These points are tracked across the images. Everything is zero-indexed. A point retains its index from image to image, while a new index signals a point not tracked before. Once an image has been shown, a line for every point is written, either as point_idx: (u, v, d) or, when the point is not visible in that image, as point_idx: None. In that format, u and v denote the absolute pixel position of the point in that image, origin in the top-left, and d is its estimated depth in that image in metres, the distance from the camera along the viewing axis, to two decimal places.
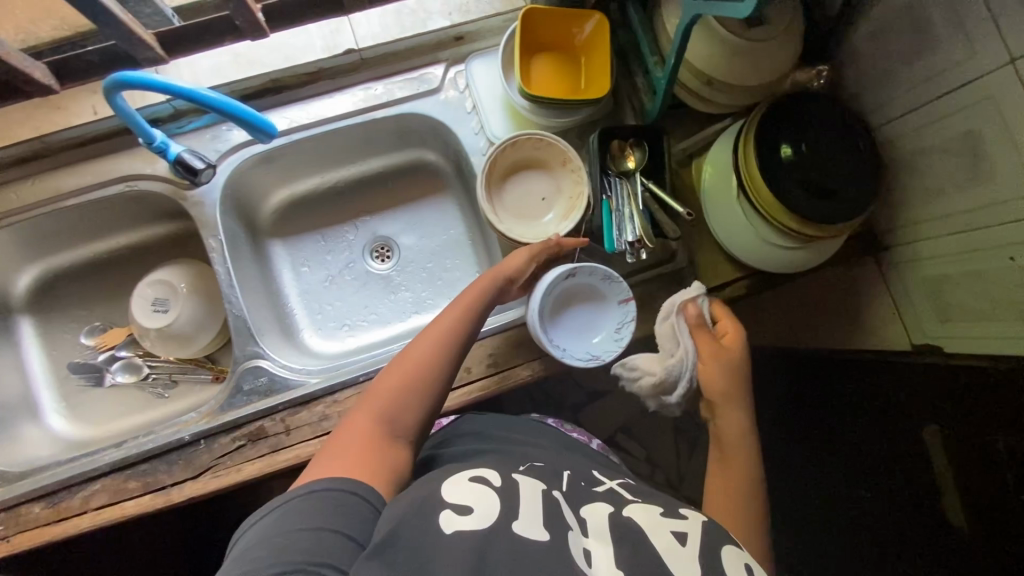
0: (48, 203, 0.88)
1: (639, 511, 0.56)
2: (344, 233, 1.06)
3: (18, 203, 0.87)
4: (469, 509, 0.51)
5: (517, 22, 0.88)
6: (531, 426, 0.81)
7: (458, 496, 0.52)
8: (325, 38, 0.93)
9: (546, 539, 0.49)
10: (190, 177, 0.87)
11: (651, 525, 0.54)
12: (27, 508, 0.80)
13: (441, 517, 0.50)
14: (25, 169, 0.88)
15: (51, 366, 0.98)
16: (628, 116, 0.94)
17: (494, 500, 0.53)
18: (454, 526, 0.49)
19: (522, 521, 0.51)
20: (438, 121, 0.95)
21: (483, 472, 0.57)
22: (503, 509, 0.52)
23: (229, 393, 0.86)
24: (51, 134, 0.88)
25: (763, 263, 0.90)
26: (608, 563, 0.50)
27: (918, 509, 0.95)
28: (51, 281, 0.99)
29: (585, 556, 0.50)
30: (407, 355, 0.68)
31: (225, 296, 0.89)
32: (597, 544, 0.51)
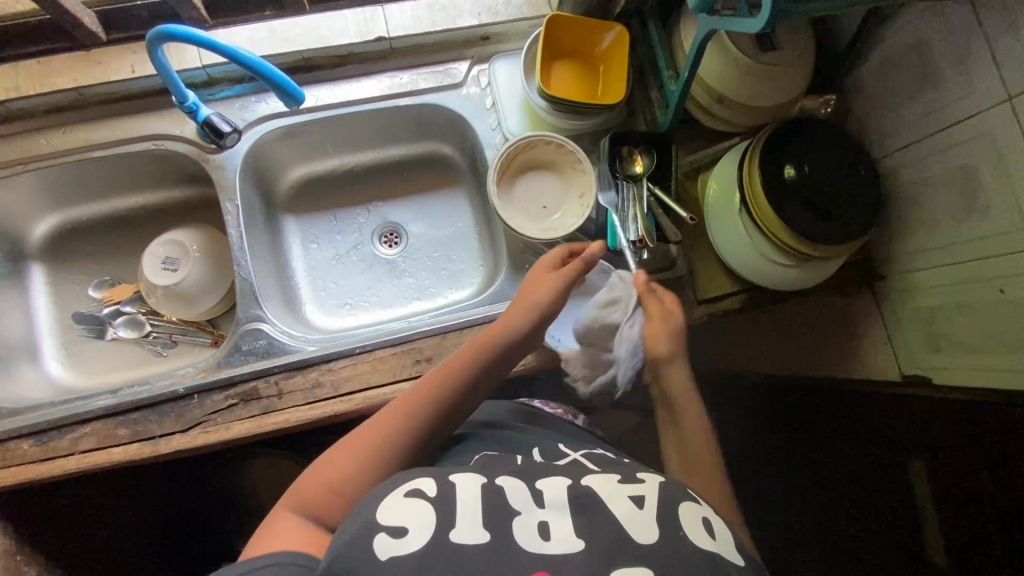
0: (77, 153, 0.92)
1: (599, 480, 0.60)
2: (356, 215, 1.11)
3: (49, 150, 0.91)
4: (403, 530, 0.52)
5: (542, 26, 0.92)
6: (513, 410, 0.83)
7: (396, 515, 0.53)
8: (359, 24, 0.95)
9: (485, 540, 0.53)
10: (217, 140, 0.91)
11: (610, 492, 0.58)
12: (15, 444, 0.81)
13: (377, 543, 0.51)
14: (58, 119, 0.92)
15: (55, 313, 1.00)
16: (640, 123, 0.99)
17: (430, 513, 0.54)
18: (390, 552, 0.51)
19: (460, 529, 0.53)
20: (457, 114, 0.99)
21: (419, 484, 0.57)
22: (439, 520, 0.54)
23: (227, 351, 0.87)
24: (86, 87, 0.91)
25: (760, 279, 0.93)
26: (568, 530, 0.54)
27: (898, 526, 1.07)
28: (68, 231, 1.02)
29: (544, 530, 0.54)
30: (384, 416, 0.67)
31: (235, 259, 0.91)
32: (556, 514, 0.55)
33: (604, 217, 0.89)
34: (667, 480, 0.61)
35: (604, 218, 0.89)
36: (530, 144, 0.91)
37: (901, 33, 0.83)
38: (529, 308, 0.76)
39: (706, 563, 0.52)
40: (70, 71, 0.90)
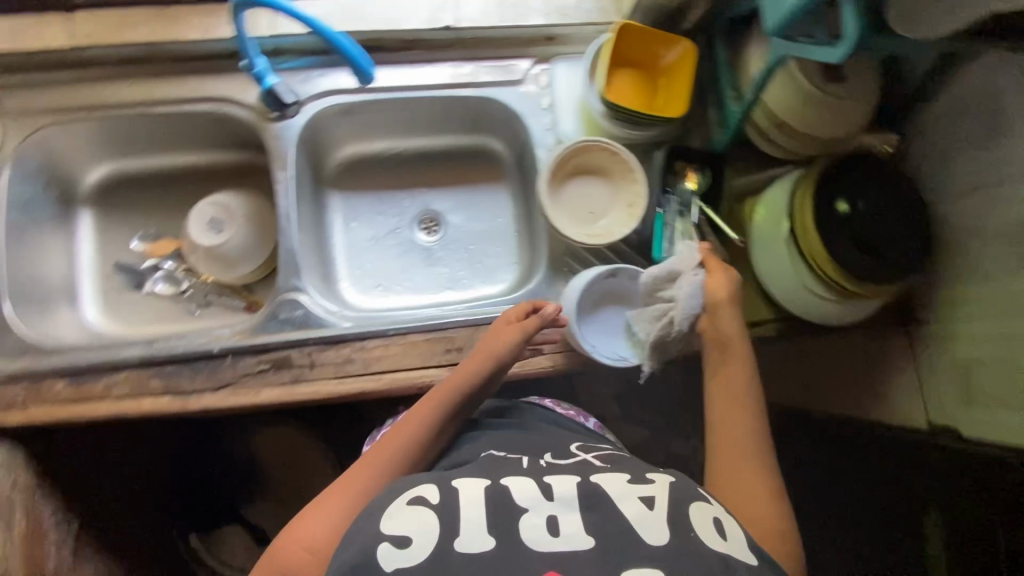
0: (140, 106, 0.93)
1: (606, 478, 0.63)
2: (399, 200, 1.12)
3: (113, 100, 0.92)
4: (406, 540, 0.56)
5: (609, 33, 0.92)
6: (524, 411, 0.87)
7: (401, 525, 0.57)
8: (431, 11, 0.96)
9: (491, 546, 0.55)
10: (280, 109, 0.91)
11: (619, 492, 0.61)
12: (50, 383, 0.82)
13: (382, 554, 0.55)
14: (125, 71, 0.93)
15: (98, 259, 1.02)
16: (694, 139, 0.98)
17: (433, 519, 0.58)
18: (394, 563, 0.54)
19: (464, 537, 0.56)
20: (514, 110, 0.99)
21: (422, 491, 0.61)
22: (443, 527, 0.57)
23: (265, 318, 0.88)
24: (158, 44, 0.92)
25: (803, 311, 0.93)
26: (577, 527, 0.57)
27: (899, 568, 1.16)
28: (119, 181, 1.04)
29: (552, 527, 0.57)
30: (355, 472, 0.68)
31: (281, 228, 0.91)
32: (564, 510, 0.58)
33: (649, 229, 0.90)
34: (678, 479, 0.63)
35: (650, 230, 0.90)
36: (585, 147, 0.91)
37: (973, 80, 0.82)
38: (489, 359, 0.79)
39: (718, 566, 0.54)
40: (144, 27, 0.91)
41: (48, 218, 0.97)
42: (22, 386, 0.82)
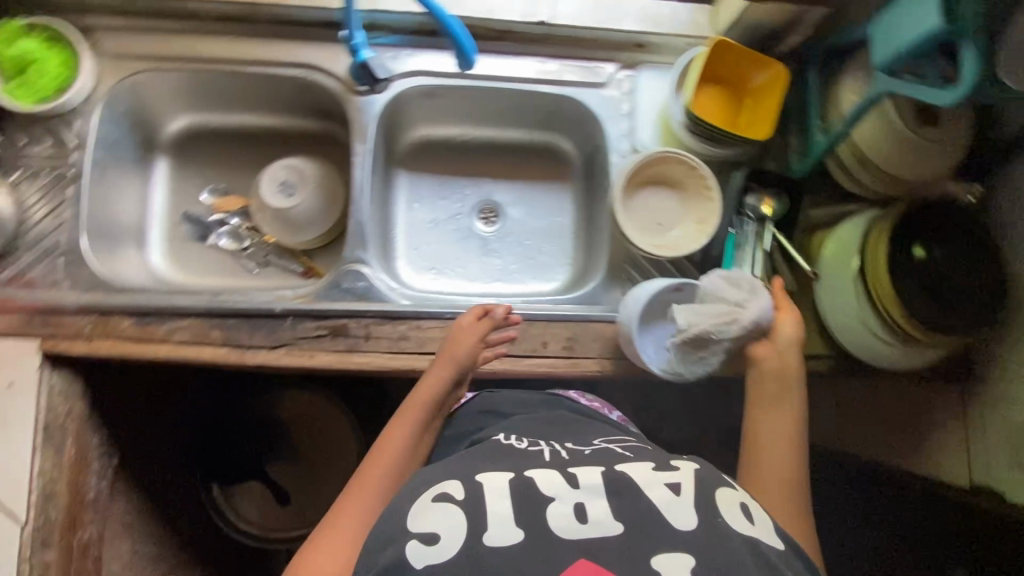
0: (233, 64, 0.93)
1: (632, 467, 0.64)
2: (462, 187, 1.13)
3: (209, 55, 0.92)
4: (434, 537, 0.56)
5: (703, 48, 0.91)
6: (550, 400, 0.87)
7: (428, 524, 0.58)
8: (526, 4, 0.95)
9: (520, 540, 0.55)
10: (370, 83, 0.91)
11: (646, 480, 0.62)
12: (118, 321, 0.84)
13: (412, 553, 0.56)
14: (224, 27, 0.93)
15: (168, 206, 1.04)
16: (770, 164, 0.97)
17: (460, 514, 0.58)
18: (425, 561, 0.55)
19: (493, 533, 0.56)
20: (593, 112, 0.99)
21: (445, 487, 0.61)
22: (470, 522, 0.57)
23: (328, 286, 0.90)
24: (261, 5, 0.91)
25: (862, 352, 0.91)
26: (604, 512, 0.58)
27: None
28: (196, 133, 1.05)
29: (579, 513, 0.58)
30: (350, 502, 0.68)
31: (353, 199, 0.92)
32: (591, 496, 0.59)
33: (720, 250, 0.91)
34: (703, 468, 0.65)
35: (721, 251, 0.90)
36: (662, 158, 0.90)
37: None
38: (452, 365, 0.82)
39: (748, 553, 0.56)
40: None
41: (130, 161, 0.99)
42: (90, 319, 0.84)
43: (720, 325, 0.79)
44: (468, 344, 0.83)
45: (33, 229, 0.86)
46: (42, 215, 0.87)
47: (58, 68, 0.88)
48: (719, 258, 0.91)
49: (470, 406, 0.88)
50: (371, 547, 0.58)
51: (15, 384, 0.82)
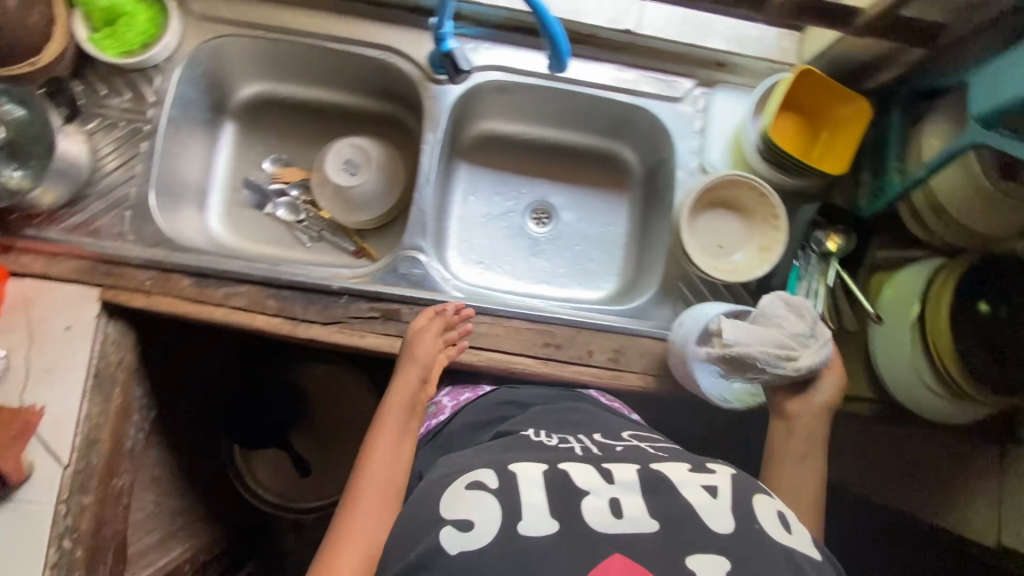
0: (315, 39, 0.93)
1: (667, 466, 0.63)
2: (519, 185, 1.13)
3: (295, 27, 0.92)
4: (469, 523, 0.57)
5: (788, 74, 0.90)
6: (577, 397, 0.85)
7: (461, 511, 0.58)
8: (613, 11, 0.95)
9: (554, 531, 0.55)
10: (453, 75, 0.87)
11: (682, 480, 0.61)
12: (178, 279, 0.86)
13: (446, 537, 0.56)
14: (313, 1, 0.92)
15: (230, 170, 1.05)
16: (838, 197, 0.95)
17: (493, 502, 0.58)
18: (460, 546, 0.55)
19: (528, 522, 0.56)
20: (665, 126, 0.98)
21: (478, 476, 0.62)
22: (504, 512, 0.57)
23: (385, 269, 0.90)
24: None
25: (908, 399, 0.89)
26: (639, 509, 0.57)
27: None
28: (265, 102, 1.06)
29: (614, 509, 0.57)
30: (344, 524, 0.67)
31: (417, 185, 0.92)
32: (627, 492, 0.59)
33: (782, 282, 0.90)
34: (736, 473, 0.64)
35: (784, 283, 0.90)
36: (733, 182, 0.89)
37: None
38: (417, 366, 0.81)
39: (783, 558, 0.55)
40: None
41: (201, 122, 1.00)
42: (150, 274, 0.86)
43: (765, 353, 0.75)
44: (432, 348, 0.82)
45: (104, 179, 0.88)
46: (114, 165, 0.88)
47: (146, 23, 0.88)
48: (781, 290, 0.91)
49: (485, 398, 0.84)
50: (416, 528, 0.60)
51: (73, 328, 0.84)
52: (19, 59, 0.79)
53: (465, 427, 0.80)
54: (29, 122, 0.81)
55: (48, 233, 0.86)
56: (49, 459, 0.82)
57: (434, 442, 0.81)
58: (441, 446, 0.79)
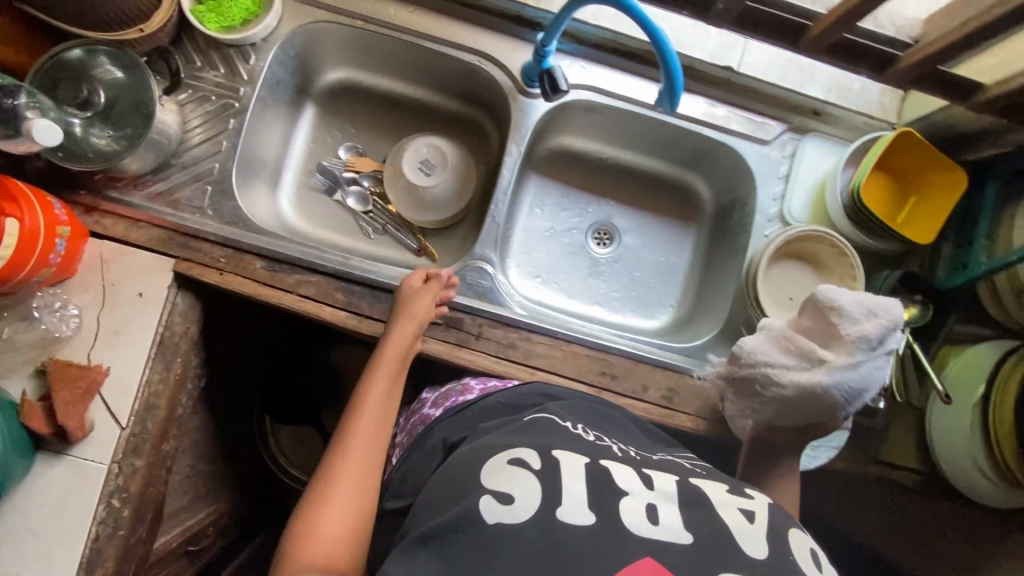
0: (411, 37, 0.92)
1: (706, 484, 0.61)
2: (586, 203, 1.12)
3: (394, 20, 0.91)
4: (508, 498, 0.54)
5: (887, 134, 0.88)
6: (609, 407, 0.80)
7: (502, 484, 0.56)
8: (717, 45, 0.93)
9: (591, 522, 0.52)
10: (547, 93, 0.84)
11: (721, 499, 0.58)
12: (251, 261, 0.87)
13: (484, 506, 0.54)
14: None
15: (306, 153, 1.06)
16: (913, 263, 0.93)
17: (534, 483, 0.56)
18: (496, 518, 0.53)
19: (566, 509, 0.53)
20: (749, 168, 0.96)
21: (521, 454, 0.60)
22: (545, 493, 0.55)
23: (454, 276, 0.91)
24: None
25: (953, 475, 0.88)
26: (675, 520, 0.54)
27: None
28: (348, 90, 1.05)
29: (651, 515, 0.54)
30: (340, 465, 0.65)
31: (495, 197, 0.92)
32: (665, 501, 0.56)
33: None
34: (773, 505, 0.61)
35: None
36: (816, 238, 0.87)
37: None
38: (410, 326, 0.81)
39: None
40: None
41: (285, 103, 1.00)
42: (226, 252, 0.87)
43: (783, 366, 0.75)
44: (426, 309, 0.82)
45: (190, 151, 0.88)
46: (200, 138, 0.88)
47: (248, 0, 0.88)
48: None
49: (522, 388, 0.80)
50: (451, 495, 0.58)
51: (145, 295, 0.85)
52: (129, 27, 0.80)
53: (500, 407, 0.75)
54: (129, 87, 0.82)
55: (130, 197, 0.87)
56: (109, 421, 0.83)
57: (462, 415, 0.75)
58: (472, 419, 0.73)
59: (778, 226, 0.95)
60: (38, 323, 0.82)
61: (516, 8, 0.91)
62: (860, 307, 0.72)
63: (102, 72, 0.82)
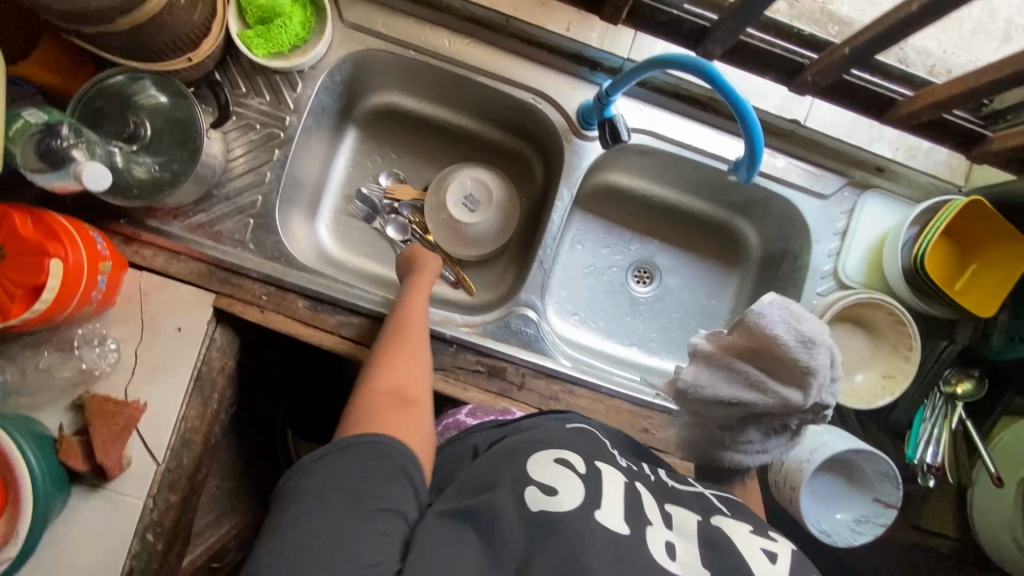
0: (467, 70, 0.88)
1: (730, 524, 0.58)
2: (629, 241, 1.09)
3: (447, 52, 0.87)
4: (553, 491, 0.55)
5: (957, 200, 0.85)
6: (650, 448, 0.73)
7: (547, 476, 0.57)
8: (784, 98, 0.89)
9: (625, 532, 0.53)
10: (608, 142, 0.81)
11: (743, 539, 0.56)
12: (292, 299, 0.84)
13: (528, 493, 0.55)
14: (473, 31, 0.87)
15: (345, 179, 1.02)
16: (960, 334, 0.90)
17: (579, 483, 0.57)
18: (539, 505, 0.54)
19: (603, 513, 0.54)
20: (805, 223, 0.93)
21: (567, 456, 0.61)
22: (587, 496, 0.55)
23: (498, 322, 0.89)
24: (520, 21, 0.85)
25: (996, 550, 0.85)
26: (693, 557, 0.53)
27: None
28: (391, 114, 1.02)
29: (670, 549, 0.53)
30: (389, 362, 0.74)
31: (543, 244, 0.90)
32: (683, 539, 0.54)
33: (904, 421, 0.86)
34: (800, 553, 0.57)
35: (906, 422, 0.86)
36: (873, 305, 0.87)
37: None
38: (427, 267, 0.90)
39: None
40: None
41: (328, 128, 0.96)
42: (266, 289, 0.84)
43: (737, 398, 0.70)
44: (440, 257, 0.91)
45: (233, 182, 0.85)
46: (242, 168, 0.86)
47: (298, 27, 0.83)
48: (901, 429, 0.87)
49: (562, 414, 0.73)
50: (483, 482, 0.58)
51: (184, 330, 0.83)
52: (176, 57, 0.76)
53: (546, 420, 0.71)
54: (173, 113, 0.79)
55: (169, 228, 0.84)
56: (145, 456, 0.81)
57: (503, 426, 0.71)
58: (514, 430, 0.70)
59: (831, 284, 0.92)
60: (77, 356, 0.80)
61: (578, 48, 0.87)
62: (796, 341, 0.65)
63: (146, 98, 0.79)
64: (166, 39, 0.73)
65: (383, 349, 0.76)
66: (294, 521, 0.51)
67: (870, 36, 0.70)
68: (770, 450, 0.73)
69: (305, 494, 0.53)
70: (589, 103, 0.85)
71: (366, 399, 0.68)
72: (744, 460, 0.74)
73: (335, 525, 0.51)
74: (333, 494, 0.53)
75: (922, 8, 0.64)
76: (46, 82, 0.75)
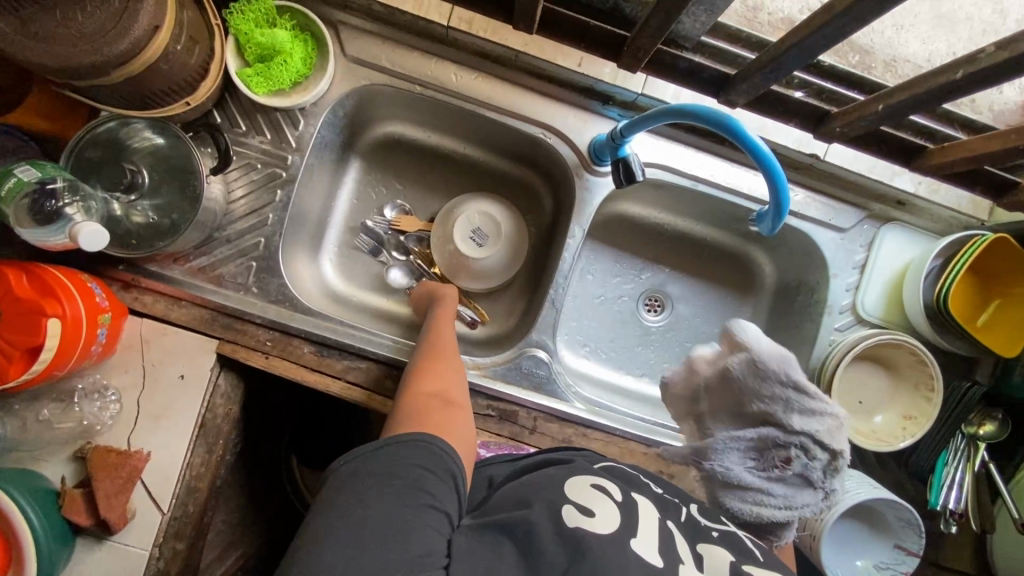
0: (477, 104, 0.86)
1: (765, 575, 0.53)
2: (640, 270, 1.06)
3: (456, 87, 0.85)
4: (591, 513, 0.54)
5: (982, 236, 0.83)
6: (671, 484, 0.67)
7: (583, 499, 0.56)
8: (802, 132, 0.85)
9: (660, 565, 0.50)
10: (620, 182, 0.79)
11: None
12: (298, 343, 0.82)
13: (565, 510, 0.54)
14: (482, 65, 0.85)
15: (348, 213, 0.99)
16: (979, 373, 0.87)
17: (615, 507, 0.56)
18: (575, 522, 0.52)
19: (639, 541, 0.52)
20: (823, 257, 0.90)
21: (604, 483, 0.60)
22: (623, 521, 0.54)
23: (508, 363, 0.87)
24: (530, 55, 0.82)
25: None
26: None
27: None
28: (395, 145, 0.99)
29: None
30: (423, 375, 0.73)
31: (554, 283, 0.88)
32: None
33: (925, 464, 0.87)
34: None
35: (928, 466, 0.86)
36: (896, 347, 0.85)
37: None
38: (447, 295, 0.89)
39: None
40: (526, 34, 0.81)
41: (331, 162, 0.93)
42: (270, 334, 0.82)
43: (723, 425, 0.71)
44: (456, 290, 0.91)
45: (234, 224, 0.83)
46: (244, 210, 0.83)
47: (300, 63, 0.80)
48: (924, 474, 0.87)
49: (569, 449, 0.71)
50: (517, 501, 0.57)
51: (187, 377, 0.81)
52: (173, 101, 0.74)
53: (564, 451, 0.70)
54: (169, 156, 0.77)
55: (171, 272, 0.82)
56: (148, 504, 0.78)
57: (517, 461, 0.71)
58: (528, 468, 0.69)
59: (849, 319, 0.90)
60: (77, 409, 0.78)
61: (590, 83, 0.84)
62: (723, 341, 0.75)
63: (142, 141, 0.77)
64: (163, 84, 0.70)
65: (422, 360, 0.76)
66: (350, 506, 0.50)
67: (907, 99, 0.68)
68: (789, 499, 0.66)
69: (358, 482, 0.53)
70: (600, 138, 0.83)
71: (411, 403, 0.68)
72: (769, 516, 0.66)
73: (387, 513, 0.50)
74: (388, 484, 0.52)
75: (969, 77, 0.62)
76: (29, 125, 0.71)
